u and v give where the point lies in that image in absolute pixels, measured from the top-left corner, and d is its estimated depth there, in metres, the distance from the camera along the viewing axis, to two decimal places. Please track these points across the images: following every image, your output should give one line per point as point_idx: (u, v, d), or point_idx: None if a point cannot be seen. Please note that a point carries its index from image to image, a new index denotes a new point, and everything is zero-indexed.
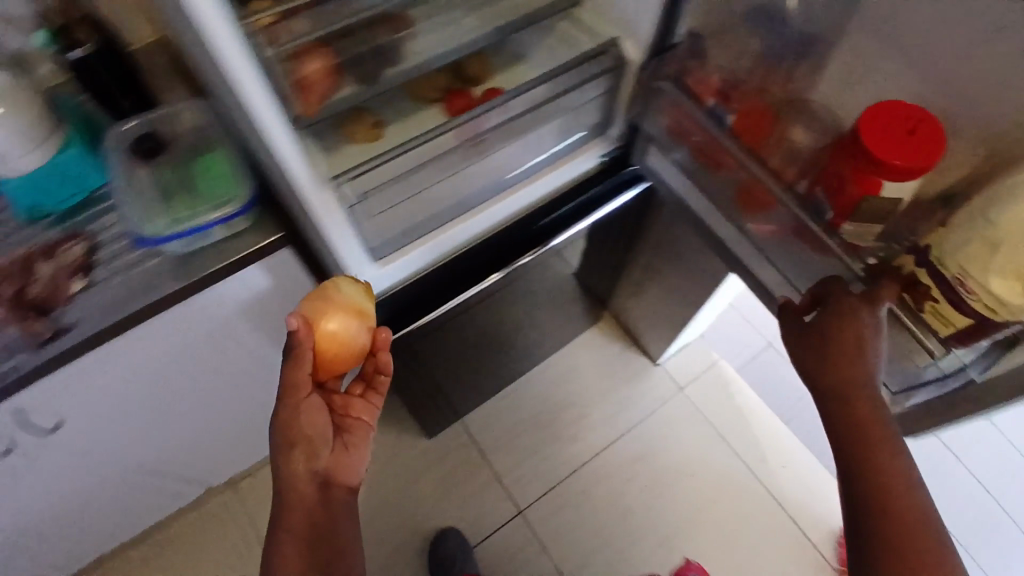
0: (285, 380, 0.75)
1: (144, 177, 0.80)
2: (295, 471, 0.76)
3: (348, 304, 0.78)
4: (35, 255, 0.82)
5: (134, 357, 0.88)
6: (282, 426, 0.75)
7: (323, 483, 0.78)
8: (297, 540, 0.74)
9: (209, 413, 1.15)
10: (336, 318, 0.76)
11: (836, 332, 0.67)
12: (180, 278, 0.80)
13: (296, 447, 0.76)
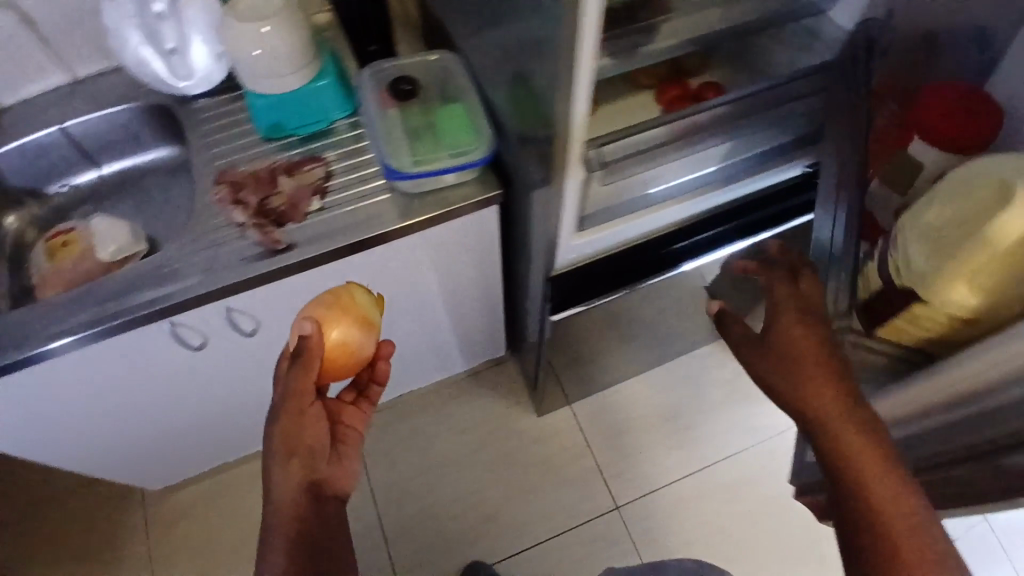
0: (282, 397, 0.74)
1: (393, 114, 0.84)
2: (291, 481, 0.74)
3: (357, 313, 0.78)
4: (280, 170, 0.87)
5: (339, 283, 0.92)
6: (280, 435, 0.74)
7: (316, 494, 0.77)
8: (288, 557, 0.72)
9: None
10: (338, 325, 0.76)
11: (794, 323, 0.67)
12: (404, 216, 0.84)
13: (295, 455, 0.75)
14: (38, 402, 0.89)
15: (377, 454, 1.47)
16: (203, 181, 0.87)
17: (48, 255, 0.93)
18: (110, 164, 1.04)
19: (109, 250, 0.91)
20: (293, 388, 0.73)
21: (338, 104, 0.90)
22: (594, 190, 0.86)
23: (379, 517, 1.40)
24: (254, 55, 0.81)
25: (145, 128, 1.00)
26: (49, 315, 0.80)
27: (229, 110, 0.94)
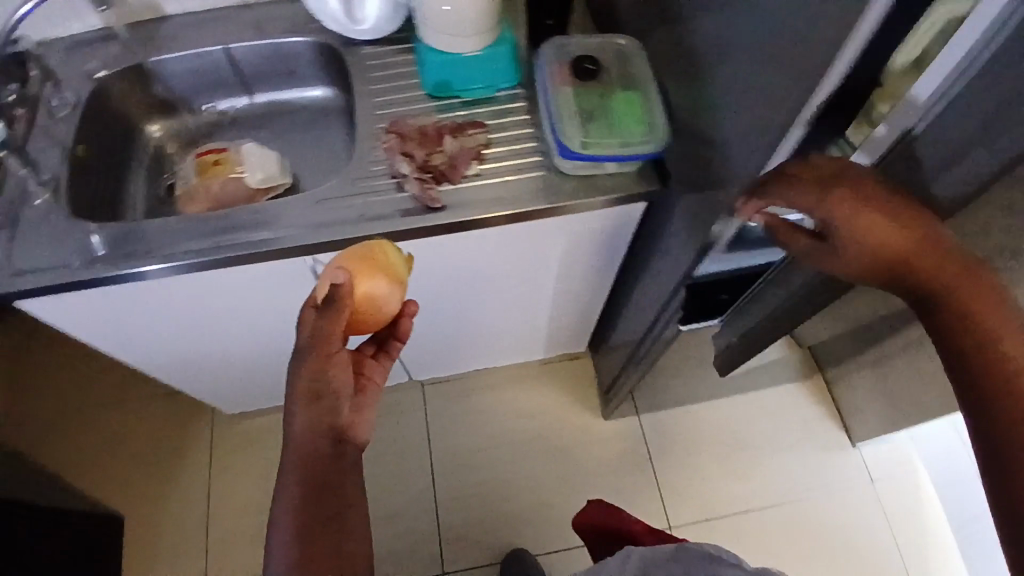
0: (307, 351, 0.67)
1: (566, 93, 0.83)
2: (313, 428, 0.71)
3: (391, 270, 0.72)
4: (448, 130, 0.86)
5: (473, 252, 0.91)
6: (307, 386, 0.69)
7: (336, 441, 0.74)
8: (305, 503, 0.70)
9: (459, 321, 1.20)
10: (368, 278, 0.69)
11: (870, 234, 0.51)
12: (561, 197, 0.83)
13: (322, 403, 0.71)
14: (164, 313, 0.91)
15: (440, 424, 1.48)
16: (365, 128, 0.88)
17: (199, 171, 0.94)
18: (262, 94, 1.05)
19: (257, 178, 0.93)
20: (322, 341, 0.67)
21: (508, 72, 0.89)
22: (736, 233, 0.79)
23: (432, 486, 1.42)
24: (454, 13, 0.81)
25: (301, 63, 1.00)
26: (166, 235, 0.80)
27: (396, 61, 0.95)
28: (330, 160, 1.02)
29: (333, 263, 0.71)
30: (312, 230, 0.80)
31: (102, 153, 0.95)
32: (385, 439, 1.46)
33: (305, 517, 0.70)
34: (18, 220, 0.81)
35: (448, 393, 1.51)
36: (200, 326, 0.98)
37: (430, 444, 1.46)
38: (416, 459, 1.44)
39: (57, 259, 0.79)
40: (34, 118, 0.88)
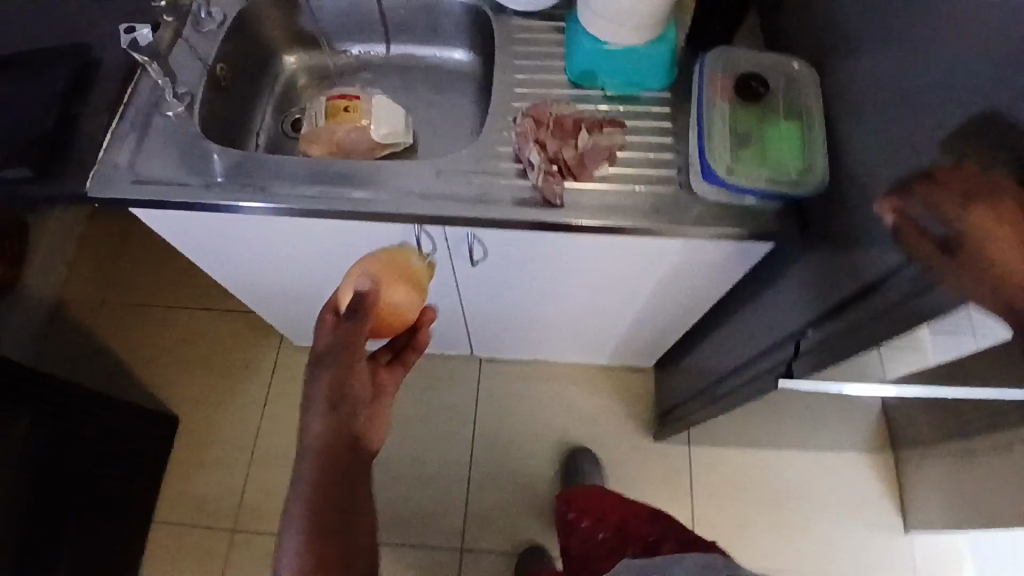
0: (325, 356, 0.67)
1: (721, 110, 0.76)
2: (329, 430, 0.68)
3: (409, 275, 0.75)
4: (585, 124, 0.81)
5: (576, 250, 0.88)
6: (326, 388, 0.68)
7: (352, 447, 0.69)
8: (314, 505, 0.66)
9: (538, 311, 1.17)
10: (392, 287, 0.73)
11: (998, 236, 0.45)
12: (690, 219, 0.77)
13: (341, 406, 0.69)
14: (266, 244, 0.93)
15: (490, 404, 1.48)
16: (499, 105, 0.85)
17: (328, 113, 0.93)
18: (400, 45, 1.03)
19: (381, 131, 0.93)
20: (338, 345, 0.67)
21: (660, 74, 0.83)
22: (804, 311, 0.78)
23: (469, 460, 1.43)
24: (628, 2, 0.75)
25: (446, 20, 0.98)
26: (281, 174, 0.80)
27: (545, 39, 0.90)
28: (454, 125, 1.00)
29: (359, 271, 0.73)
30: (425, 201, 0.78)
31: (240, 75, 0.96)
32: (435, 403, 1.48)
33: (317, 519, 0.66)
34: (151, 127, 0.83)
35: (504, 376, 1.50)
36: (294, 263, 0.99)
37: (476, 421, 1.46)
38: (459, 431, 1.46)
39: (177, 175, 0.80)
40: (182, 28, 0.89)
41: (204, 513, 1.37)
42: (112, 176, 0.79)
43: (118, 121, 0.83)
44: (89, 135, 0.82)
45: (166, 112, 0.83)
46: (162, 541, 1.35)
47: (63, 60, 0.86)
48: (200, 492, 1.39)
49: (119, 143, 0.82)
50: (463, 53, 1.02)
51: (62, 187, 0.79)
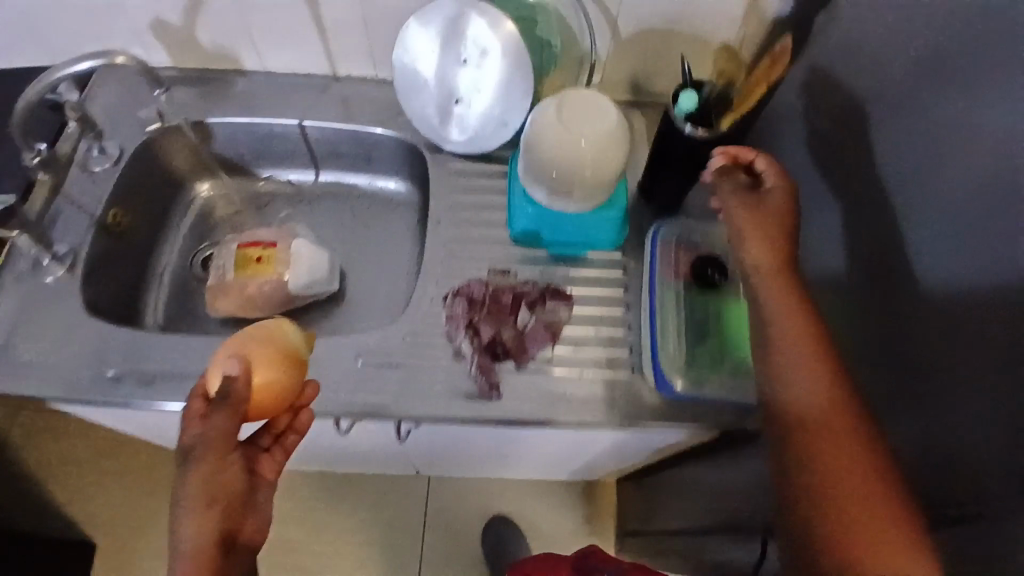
0: (196, 450, 0.54)
1: (674, 295, 0.68)
2: (203, 535, 0.54)
3: (284, 353, 0.60)
4: (525, 300, 0.72)
5: (521, 435, 0.77)
6: (198, 483, 0.54)
7: (226, 550, 0.57)
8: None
9: (486, 461, 1.05)
10: (265, 372, 0.58)
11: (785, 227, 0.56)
12: (642, 417, 0.67)
13: (218, 504, 0.56)
14: (162, 422, 0.79)
15: (441, 523, 1.34)
16: (432, 268, 0.75)
17: (238, 264, 0.83)
18: (329, 172, 0.92)
19: (300, 283, 0.82)
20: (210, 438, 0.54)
21: (610, 234, 0.74)
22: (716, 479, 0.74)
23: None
24: (579, 172, 0.66)
25: (378, 150, 0.88)
26: (178, 362, 0.70)
27: (484, 185, 0.81)
28: (387, 265, 0.88)
29: (226, 351, 0.59)
30: (341, 393, 0.68)
31: (144, 214, 0.85)
32: (382, 524, 1.34)
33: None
34: (29, 297, 0.72)
35: (457, 493, 1.37)
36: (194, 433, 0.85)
37: (425, 546, 1.32)
38: (408, 558, 1.31)
39: (57, 361, 0.69)
40: (63, 180, 0.78)
41: None
42: None
43: None
44: None
45: (46, 279, 0.73)
46: None
47: None
48: None
49: None
50: (398, 182, 0.92)
51: None
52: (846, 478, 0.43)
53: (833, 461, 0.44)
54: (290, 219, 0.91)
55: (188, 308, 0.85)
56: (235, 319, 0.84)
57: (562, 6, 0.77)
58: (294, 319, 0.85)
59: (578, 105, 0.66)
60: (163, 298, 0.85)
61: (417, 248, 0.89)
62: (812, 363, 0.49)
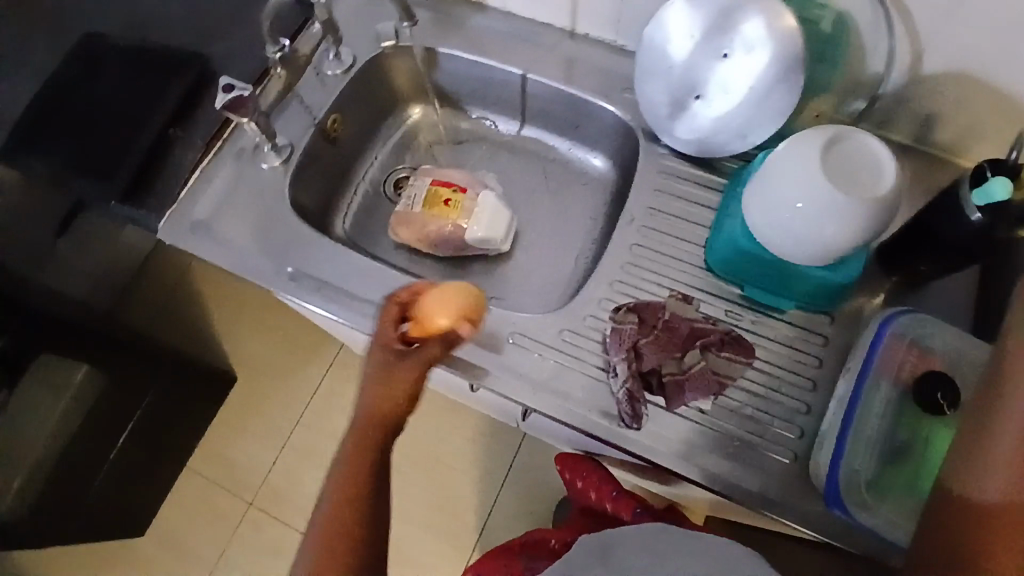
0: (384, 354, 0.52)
1: (882, 401, 0.57)
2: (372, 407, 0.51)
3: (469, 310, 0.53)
4: (701, 339, 0.64)
5: (637, 466, 0.72)
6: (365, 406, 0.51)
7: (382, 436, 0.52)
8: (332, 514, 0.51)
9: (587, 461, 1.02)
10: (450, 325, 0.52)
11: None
12: (785, 509, 0.59)
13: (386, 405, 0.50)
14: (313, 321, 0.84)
15: (522, 482, 1.21)
16: (611, 268, 0.70)
17: (427, 201, 0.84)
18: (533, 128, 0.89)
19: (477, 234, 0.82)
20: (389, 375, 0.51)
21: (824, 297, 0.64)
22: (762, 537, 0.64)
23: (479, 535, 1.18)
24: (818, 232, 0.57)
25: (590, 121, 0.83)
26: (346, 278, 0.74)
27: (691, 193, 0.73)
28: (561, 238, 0.85)
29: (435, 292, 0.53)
30: (478, 359, 0.66)
31: (358, 123, 0.88)
32: (463, 458, 1.23)
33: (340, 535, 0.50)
34: (243, 177, 0.79)
35: (545, 457, 1.23)
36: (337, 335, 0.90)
37: (501, 493, 1.21)
38: (478, 500, 1.20)
39: (248, 245, 0.75)
40: (296, 79, 0.82)
41: (230, 481, 1.26)
42: (186, 224, 0.76)
43: (209, 159, 0.79)
44: (177, 166, 0.79)
45: (261, 163, 0.79)
46: (186, 497, 1.25)
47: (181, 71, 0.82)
48: (233, 462, 1.27)
49: (200, 190, 0.78)
50: (599, 158, 0.87)
51: (140, 219, 0.77)
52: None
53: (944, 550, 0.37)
54: (482, 164, 0.91)
55: (371, 226, 0.90)
56: (409, 248, 0.87)
57: (862, 18, 0.65)
58: (458, 265, 0.85)
59: (855, 161, 0.57)
60: (353, 209, 0.89)
61: (595, 232, 0.84)
62: (1018, 462, 0.34)
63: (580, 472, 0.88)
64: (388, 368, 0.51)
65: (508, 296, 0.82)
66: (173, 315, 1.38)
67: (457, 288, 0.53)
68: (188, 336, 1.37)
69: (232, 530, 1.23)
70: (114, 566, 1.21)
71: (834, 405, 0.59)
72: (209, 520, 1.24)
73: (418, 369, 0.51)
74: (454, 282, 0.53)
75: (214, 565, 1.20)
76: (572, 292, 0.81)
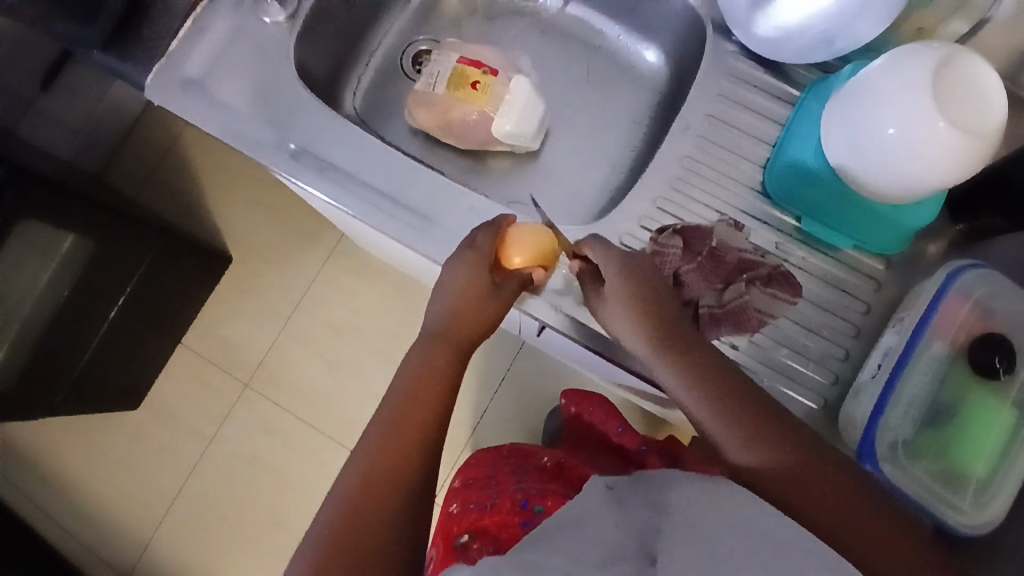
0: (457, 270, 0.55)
1: (932, 360, 0.53)
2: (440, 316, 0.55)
3: (539, 248, 0.56)
4: (749, 272, 0.59)
5: (653, 396, 0.69)
6: (453, 325, 0.54)
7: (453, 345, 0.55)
8: (384, 449, 0.49)
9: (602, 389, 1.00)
10: (522, 255, 0.56)
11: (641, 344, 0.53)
12: None
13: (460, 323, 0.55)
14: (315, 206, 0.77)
15: (516, 388, 1.21)
16: (654, 182, 0.63)
17: (452, 81, 0.74)
18: (579, 6, 0.78)
19: (504, 128, 0.72)
20: (484, 302, 0.55)
21: (888, 241, 0.58)
22: None
23: (471, 433, 1.20)
24: (904, 164, 0.50)
25: (648, 3, 0.72)
26: (358, 162, 0.66)
27: (756, 103, 0.64)
28: (596, 140, 0.76)
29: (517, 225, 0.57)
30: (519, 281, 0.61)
31: None
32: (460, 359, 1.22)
33: (389, 472, 0.49)
34: (243, 32, 0.68)
35: (544, 365, 1.21)
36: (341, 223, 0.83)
37: (494, 396, 1.21)
38: (472, 400, 1.21)
39: (243, 114, 0.66)
40: None
41: (224, 358, 1.25)
42: (175, 81, 0.66)
43: (204, 5, 0.68)
44: (167, 11, 0.68)
45: (262, 18, 0.68)
46: (180, 371, 1.25)
47: None
48: (227, 340, 1.26)
49: (195, 42, 0.67)
50: (650, 50, 0.76)
51: (126, 72, 0.67)
52: (804, 493, 0.46)
53: (785, 485, 0.46)
54: (516, 43, 0.80)
55: (384, 104, 0.80)
56: (426, 135, 0.78)
57: None
58: (479, 160, 0.77)
59: (966, 85, 0.48)
60: (365, 83, 0.79)
61: (635, 138, 0.75)
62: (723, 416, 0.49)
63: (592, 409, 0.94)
64: (487, 295, 0.55)
65: (532, 199, 0.75)
66: (165, 183, 1.31)
67: (551, 233, 0.58)
68: (180, 205, 1.30)
69: (229, 407, 1.23)
70: (106, 429, 1.23)
71: (879, 360, 0.55)
72: (205, 394, 1.24)
73: (510, 301, 0.56)
74: (539, 225, 0.57)
75: (211, 438, 1.22)
76: (603, 203, 0.73)
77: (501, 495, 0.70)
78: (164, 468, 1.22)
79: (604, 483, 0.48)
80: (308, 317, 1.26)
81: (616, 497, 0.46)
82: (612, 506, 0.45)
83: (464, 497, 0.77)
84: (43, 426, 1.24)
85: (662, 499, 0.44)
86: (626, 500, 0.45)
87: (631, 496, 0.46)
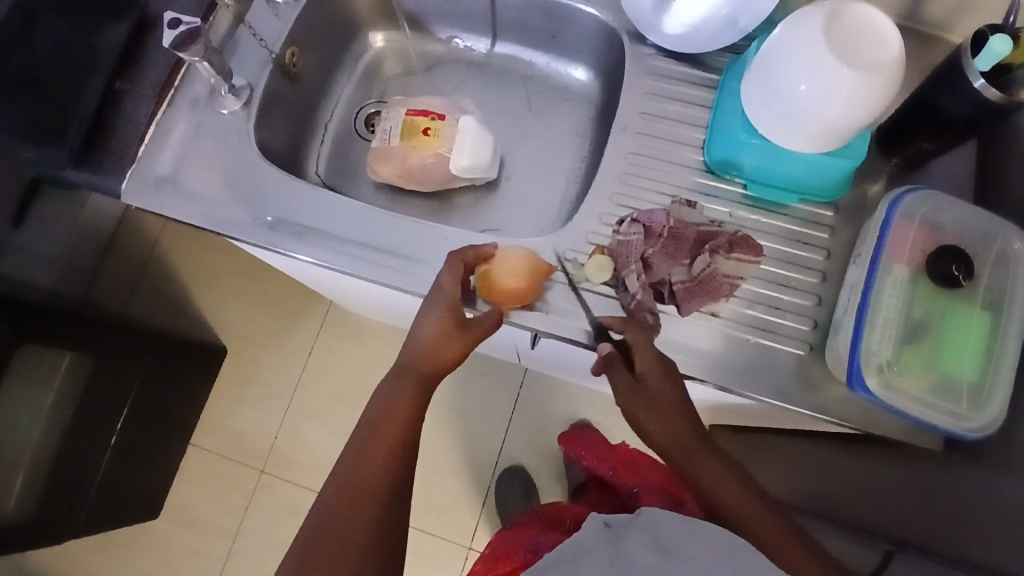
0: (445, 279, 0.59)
1: (896, 282, 0.56)
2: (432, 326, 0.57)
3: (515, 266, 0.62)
4: (709, 242, 0.63)
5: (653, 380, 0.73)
6: (420, 362, 0.57)
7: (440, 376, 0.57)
8: (357, 479, 0.51)
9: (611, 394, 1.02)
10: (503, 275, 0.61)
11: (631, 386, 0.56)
12: (808, 401, 0.60)
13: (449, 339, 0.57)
14: (300, 271, 0.81)
15: (528, 417, 1.22)
16: (607, 181, 0.67)
17: (404, 132, 0.80)
18: (506, 44, 0.85)
19: (461, 164, 0.78)
20: (450, 342, 0.57)
21: (830, 188, 0.63)
22: (780, 420, 0.69)
23: (494, 471, 1.19)
24: (824, 113, 0.54)
25: (568, 28, 0.78)
26: (330, 220, 0.70)
27: (684, 93, 0.69)
28: (549, 159, 0.81)
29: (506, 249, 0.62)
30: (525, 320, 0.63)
31: (319, 56, 0.83)
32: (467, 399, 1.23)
33: None
34: (204, 127, 0.73)
35: (549, 388, 1.23)
36: (331, 284, 0.86)
37: (508, 430, 1.21)
38: (488, 438, 1.21)
39: (220, 199, 0.70)
40: (245, 9, 0.75)
41: (237, 451, 1.25)
42: (149, 182, 0.70)
43: (164, 110, 0.73)
44: (129, 122, 0.73)
45: (220, 109, 0.73)
46: (195, 472, 1.25)
47: (116, 14, 0.73)
48: (237, 431, 1.26)
49: (160, 144, 0.72)
50: (579, 70, 0.83)
51: (100, 184, 0.71)
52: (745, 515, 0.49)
53: (733, 506, 0.50)
54: (458, 89, 0.86)
55: (348, 167, 0.85)
56: (390, 186, 0.82)
57: None
58: (445, 199, 0.81)
59: (857, 35, 0.53)
60: (324, 151, 0.85)
61: (583, 149, 0.80)
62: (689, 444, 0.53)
63: (582, 445, 1.03)
64: (459, 331, 0.57)
65: (501, 224, 0.79)
66: (151, 292, 1.34)
67: (530, 257, 0.62)
68: (169, 310, 1.33)
69: (248, 497, 1.22)
70: (130, 548, 1.21)
71: (850, 295, 0.58)
72: (224, 489, 1.23)
73: (479, 335, 0.58)
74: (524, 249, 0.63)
75: (235, 534, 1.21)
76: (567, 212, 0.77)
77: (518, 548, 0.73)
78: (195, 575, 1.19)
79: (601, 520, 0.46)
80: (314, 390, 1.27)
81: (615, 536, 0.44)
82: (610, 546, 0.43)
83: (486, 551, 0.81)
84: (64, 561, 1.22)
85: (648, 535, 0.43)
86: (622, 542, 0.43)
87: (629, 536, 0.44)
